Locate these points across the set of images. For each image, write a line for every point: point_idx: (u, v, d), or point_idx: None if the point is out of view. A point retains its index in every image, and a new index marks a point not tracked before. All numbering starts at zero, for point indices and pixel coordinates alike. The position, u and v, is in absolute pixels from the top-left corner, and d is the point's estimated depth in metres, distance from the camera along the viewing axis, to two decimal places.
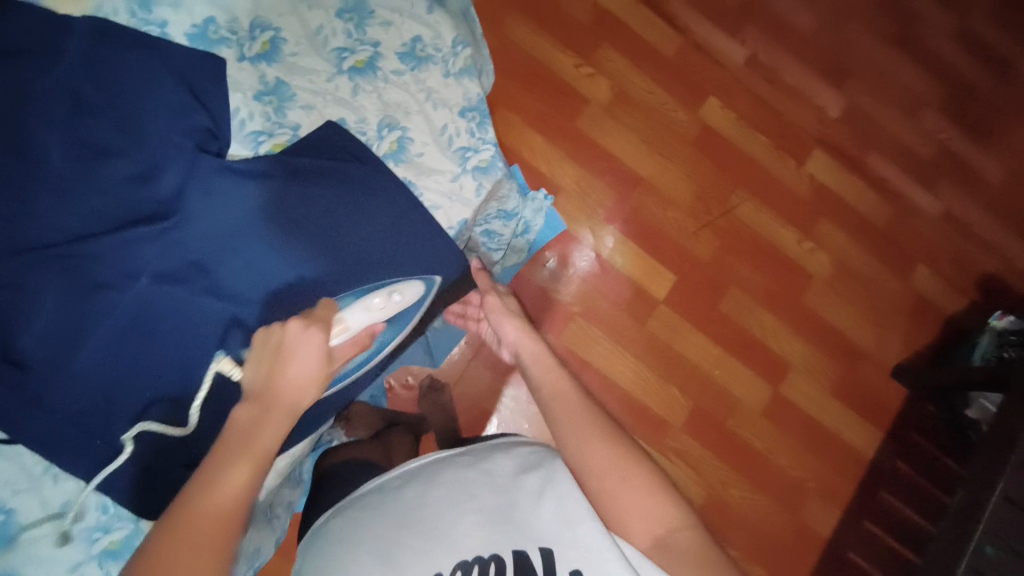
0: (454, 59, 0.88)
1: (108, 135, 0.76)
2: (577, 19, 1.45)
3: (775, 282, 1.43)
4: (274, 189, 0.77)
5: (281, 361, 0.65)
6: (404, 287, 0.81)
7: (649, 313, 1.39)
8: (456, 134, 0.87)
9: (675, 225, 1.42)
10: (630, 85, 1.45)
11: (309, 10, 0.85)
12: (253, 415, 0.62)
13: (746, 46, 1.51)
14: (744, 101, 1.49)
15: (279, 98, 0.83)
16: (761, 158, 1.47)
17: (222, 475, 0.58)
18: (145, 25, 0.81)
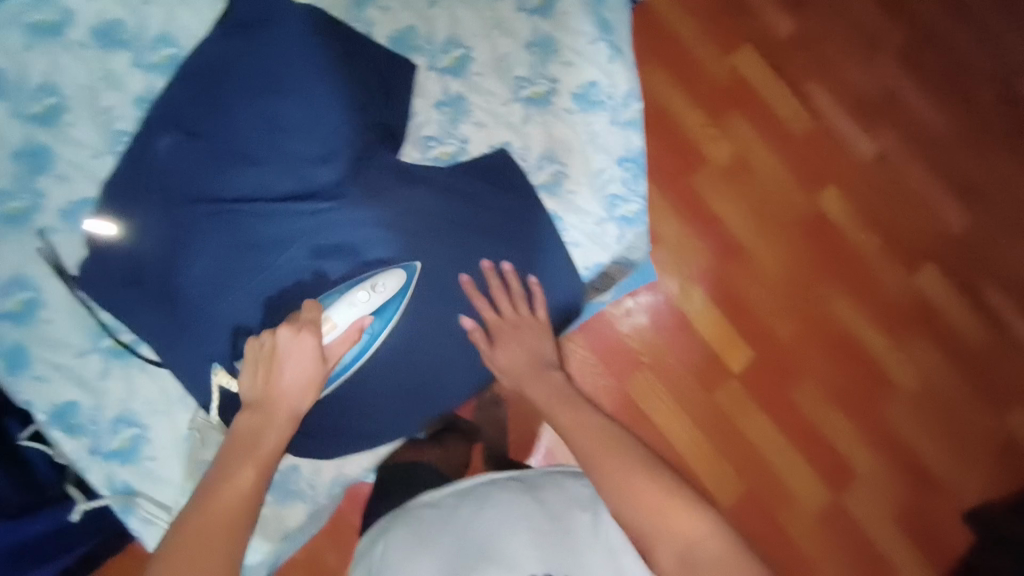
0: (624, 110, 0.91)
1: (296, 112, 0.83)
2: (713, 77, 1.41)
3: (854, 384, 1.36)
4: (440, 202, 0.84)
5: (275, 368, 0.68)
6: (385, 278, 0.77)
7: (717, 382, 1.34)
8: (610, 181, 0.90)
9: (765, 303, 1.37)
10: (751, 154, 1.41)
11: (501, 37, 0.90)
12: (255, 419, 0.66)
13: (878, 141, 1.44)
14: (862, 198, 1.42)
15: (456, 112, 0.88)
16: (869, 258, 1.40)
17: (224, 479, 0.60)
18: (354, 22, 0.88)
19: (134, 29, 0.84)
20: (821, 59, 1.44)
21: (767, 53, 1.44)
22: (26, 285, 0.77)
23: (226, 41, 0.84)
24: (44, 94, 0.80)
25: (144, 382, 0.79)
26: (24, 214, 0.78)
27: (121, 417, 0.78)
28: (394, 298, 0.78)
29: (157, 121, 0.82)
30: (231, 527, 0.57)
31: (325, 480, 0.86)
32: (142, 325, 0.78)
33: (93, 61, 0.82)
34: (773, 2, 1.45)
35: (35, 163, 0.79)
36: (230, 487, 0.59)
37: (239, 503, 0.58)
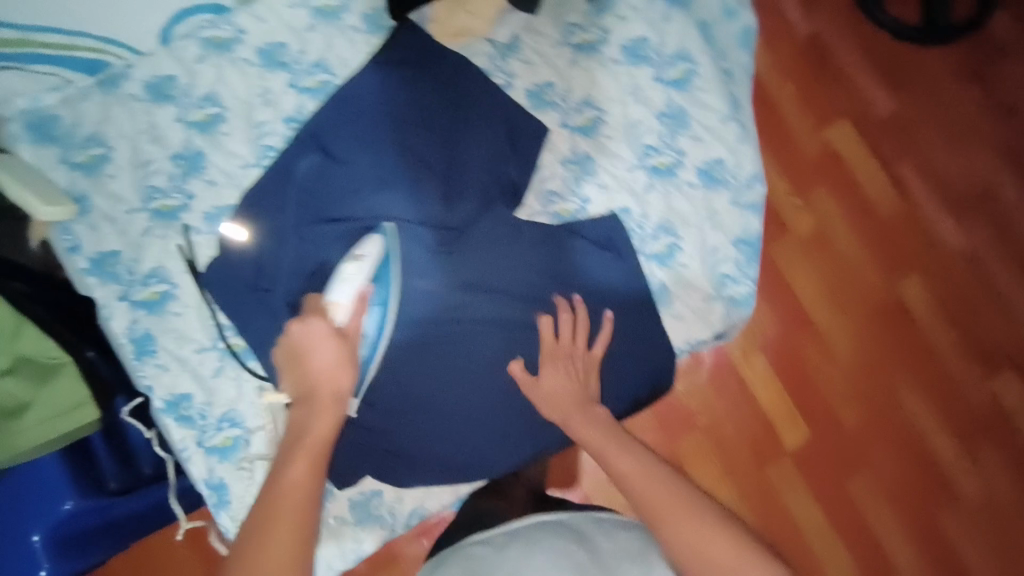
0: (745, 192, 0.91)
1: (426, 151, 0.85)
2: (801, 146, 1.28)
3: (913, 491, 1.18)
4: (557, 258, 0.86)
5: (298, 362, 0.73)
6: (364, 245, 0.80)
7: (772, 458, 1.18)
8: (722, 260, 0.90)
9: (829, 384, 1.20)
10: (832, 227, 1.26)
11: (635, 103, 0.91)
12: (298, 411, 0.70)
13: (968, 230, 1.26)
14: (945, 289, 1.25)
15: (581, 170, 0.90)
16: (944, 353, 1.22)
17: (282, 473, 0.65)
18: (498, 72, 0.90)
19: (295, 52, 0.89)
20: (916, 136, 1.29)
21: (863, 126, 1.28)
22: (162, 278, 0.81)
23: (370, 76, 0.86)
24: (207, 103, 0.86)
25: (252, 386, 0.81)
26: (173, 211, 0.83)
27: (227, 415, 0.80)
28: (383, 263, 0.80)
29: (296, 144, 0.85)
30: (297, 518, 0.62)
31: (406, 510, 0.87)
32: (253, 332, 0.80)
33: (254, 77, 0.88)
34: (871, 70, 1.31)
35: (190, 166, 0.84)
36: (290, 479, 0.64)
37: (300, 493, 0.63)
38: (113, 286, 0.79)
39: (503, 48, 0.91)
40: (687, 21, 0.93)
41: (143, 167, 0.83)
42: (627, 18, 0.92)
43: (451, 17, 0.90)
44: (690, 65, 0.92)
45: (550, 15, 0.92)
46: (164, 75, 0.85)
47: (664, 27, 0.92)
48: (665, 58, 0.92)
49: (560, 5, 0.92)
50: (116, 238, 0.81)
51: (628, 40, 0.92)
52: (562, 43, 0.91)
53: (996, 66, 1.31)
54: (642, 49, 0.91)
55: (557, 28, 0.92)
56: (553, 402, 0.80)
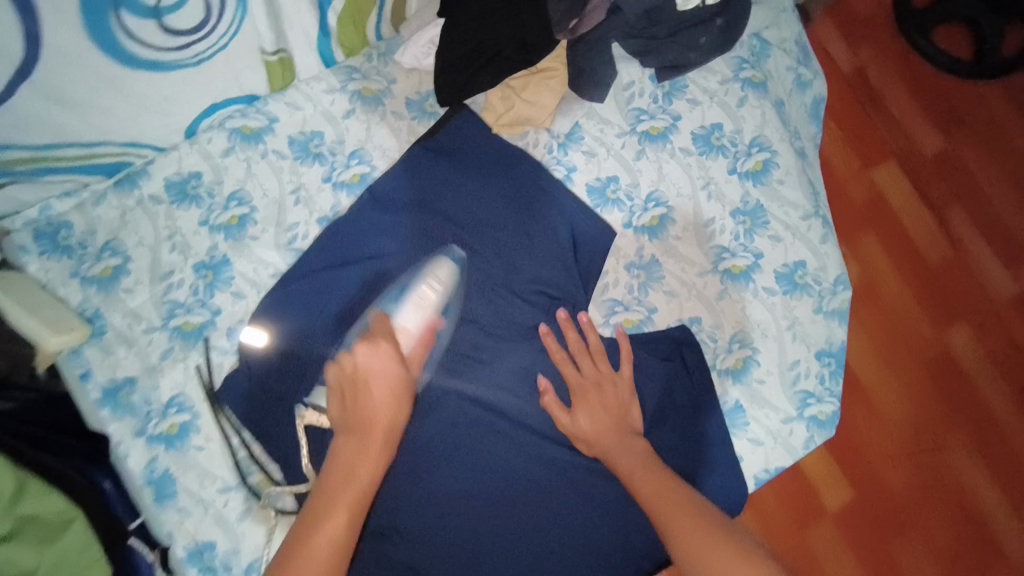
0: (830, 297, 0.82)
1: (487, 260, 0.78)
2: (846, 191, 1.12)
3: (968, 557, 0.98)
4: (628, 376, 0.75)
5: (359, 389, 0.60)
6: (436, 271, 0.72)
7: (814, 519, 0.96)
8: (804, 374, 0.81)
9: (876, 440, 1.00)
10: (879, 274, 1.08)
11: (707, 200, 0.82)
12: (350, 449, 0.58)
13: (1018, 280, 1.12)
14: (994, 341, 1.09)
15: (648, 276, 0.81)
16: (995, 406, 1.06)
17: (322, 517, 0.54)
18: (556, 165, 0.82)
19: (331, 141, 0.80)
20: (967, 183, 1.17)
21: (910, 171, 1.16)
22: (181, 407, 0.73)
23: (423, 170, 0.79)
24: (234, 202, 0.77)
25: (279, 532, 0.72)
26: (197, 328, 0.75)
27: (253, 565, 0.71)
28: (451, 290, 0.73)
29: (324, 247, 0.77)
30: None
31: None
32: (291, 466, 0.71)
33: (285, 171, 0.79)
34: (921, 113, 1.19)
35: (213, 277, 0.76)
36: (330, 523, 0.54)
37: (336, 546, 0.53)
38: (128, 420, 0.72)
39: (563, 138, 0.82)
40: (764, 105, 0.84)
41: (164, 279, 0.75)
42: (699, 102, 0.83)
43: (506, 104, 0.80)
44: (768, 154, 0.83)
45: (615, 100, 0.83)
46: (188, 172, 0.77)
47: (741, 114, 0.83)
48: (741, 148, 0.83)
49: (625, 89, 0.83)
50: (134, 362, 0.73)
51: (699, 127, 0.83)
52: (627, 132, 0.82)
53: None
54: (717, 138, 0.83)
55: (623, 115, 0.82)
56: (594, 442, 0.72)
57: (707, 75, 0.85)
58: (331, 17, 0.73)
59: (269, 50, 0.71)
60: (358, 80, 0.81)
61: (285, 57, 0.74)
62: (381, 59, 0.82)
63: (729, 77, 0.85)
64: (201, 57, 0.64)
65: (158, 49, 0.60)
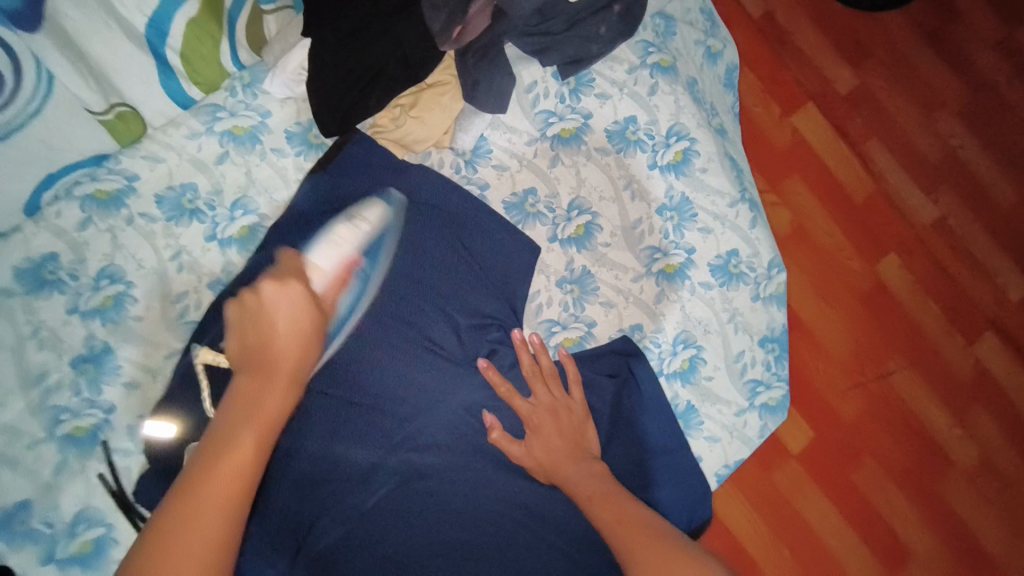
0: (766, 283, 0.81)
1: (421, 277, 0.72)
2: (771, 140, 1.06)
3: (918, 469, 1.00)
4: (581, 399, 0.71)
5: (261, 322, 0.48)
6: (364, 210, 0.66)
7: (777, 463, 0.97)
8: (751, 364, 0.80)
9: (823, 377, 1.01)
10: (810, 219, 1.05)
11: (632, 200, 0.78)
12: (252, 389, 0.46)
13: (939, 205, 1.09)
14: (925, 262, 1.07)
15: (582, 289, 0.77)
16: (930, 327, 1.04)
17: (219, 453, 0.42)
18: (467, 184, 0.76)
19: (207, 193, 0.70)
20: (879, 114, 1.11)
21: (829, 114, 1.09)
22: (92, 522, 0.64)
23: (326, 191, 0.71)
24: (105, 280, 0.67)
25: None
26: (90, 432, 0.65)
27: None
28: (381, 233, 0.67)
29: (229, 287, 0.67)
30: (229, 513, 0.40)
31: None
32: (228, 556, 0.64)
33: (158, 236, 0.69)
34: (829, 50, 1.11)
35: (96, 370, 0.66)
36: (238, 455, 0.42)
37: (239, 483, 0.41)
38: (30, 548, 0.62)
39: (469, 154, 0.76)
40: (676, 89, 0.79)
41: (38, 382, 0.65)
42: (609, 96, 0.78)
43: (397, 124, 0.73)
44: (687, 143, 0.78)
45: (520, 105, 0.77)
46: (40, 256, 0.66)
47: (653, 102, 0.78)
48: (658, 139, 0.78)
49: (529, 91, 0.77)
50: (23, 483, 0.63)
51: (613, 123, 0.78)
52: (538, 138, 0.77)
53: (947, 33, 1.14)
54: (632, 132, 0.78)
55: (530, 120, 0.77)
56: (546, 473, 0.68)
57: (613, 65, 0.79)
58: (172, 57, 0.65)
59: (98, 109, 0.63)
60: (225, 120, 0.71)
61: (123, 110, 0.65)
62: (247, 90, 0.71)
63: (636, 64, 0.79)
64: (8, 126, 0.57)
65: None
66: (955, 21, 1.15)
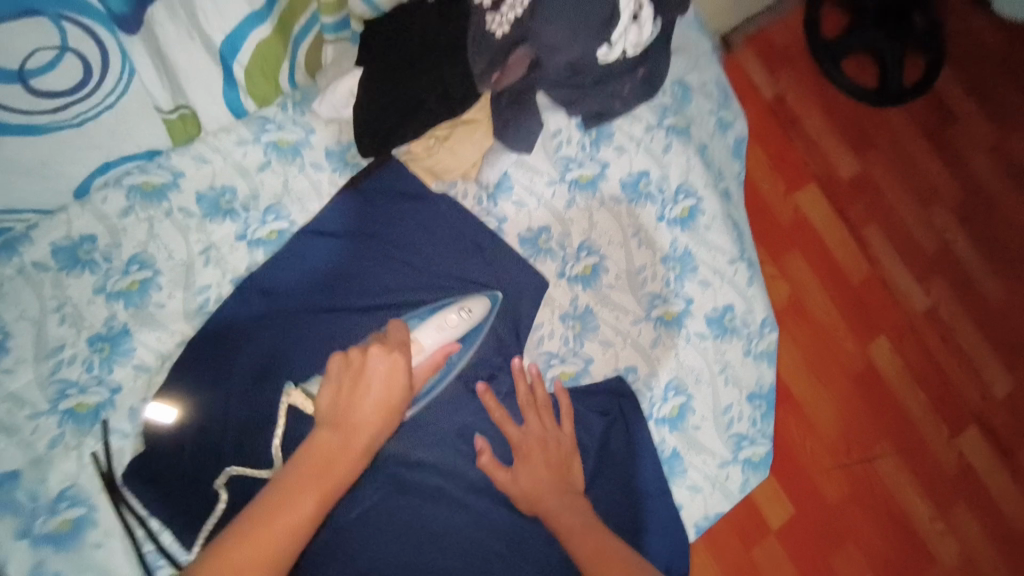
0: (758, 339, 0.85)
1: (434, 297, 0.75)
2: (774, 212, 1.13)
3: (893, 549, 1.01)
4: (571, 431, 0.74)
5: (360, 387, 0.51)
6: (472, 301, 0.71)
7: (757, 536, 0.97)
8: (738, 417, 0.83)
9: (810, 448, 1.03)
10: (808, 288, 1.10)
11: (638, 248, 0.83)
12: (334, 443, 0.48)
13: (930, 294, 1.15)
14: (912, 347, 1.11)
15: (583, 326, 0.81)
16: (916, 408, 1.08)
17: (288, 499, 0.44)
18: (487, 215, 0.81)
19: (244, 197, 0.75)
20: (878, 200, 1.18)
21: (831, 193, 1.16)
22: (75, 500, 0.65)
23: (354, 211, 0.76)
24: (135, 266, 0.71)
25: None
26: (92, 409, 0.68)
27: None
28: (478, 326, 0.72)
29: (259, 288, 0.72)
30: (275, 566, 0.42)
31: None
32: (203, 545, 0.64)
33: (192, 230, 0.73)
34: (834, 137, 1.19)
35: (110, 350, 0.69)
36: (301, 500, 0.44)
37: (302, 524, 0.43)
38: (9, 520, 0.64)
39: (492, 188, 0.81)
40: (689, 151, 0.85)
41: (53, 355, 0.67)
42: (626, 150, 0.84)
43: (429, 151, 0.79)
44: (694, 201, 0.84)
45: (544, 149, 0.83)
46: (79, 236, 0.70)
47: (667, 160, 0.85)
48: (669, 194, 0.84)
49: (553, 137, 0.83)
50: (16, 453, 0.65)
51: (627, 175, 0.84)
52: (557, 180, 0.83)
53: (944, 135, 1.23)
54: (644, 185, 0.84)
55: (552, 163, 0.83)
56: (529, 501, 0.70)
57: (633, 122, 0.85)
58: (239, 71, 0.70)
59: (166, 108, 0.69)
60: (273, 131, 0.77)
61: (185, 113, 0.71)
62: (296, 108, 0.77)
63: (654, 124, 0.86)
64: (83, 116, 0.63)
65: (27, 112, 0.59)
66: (952, 126, 1.23)
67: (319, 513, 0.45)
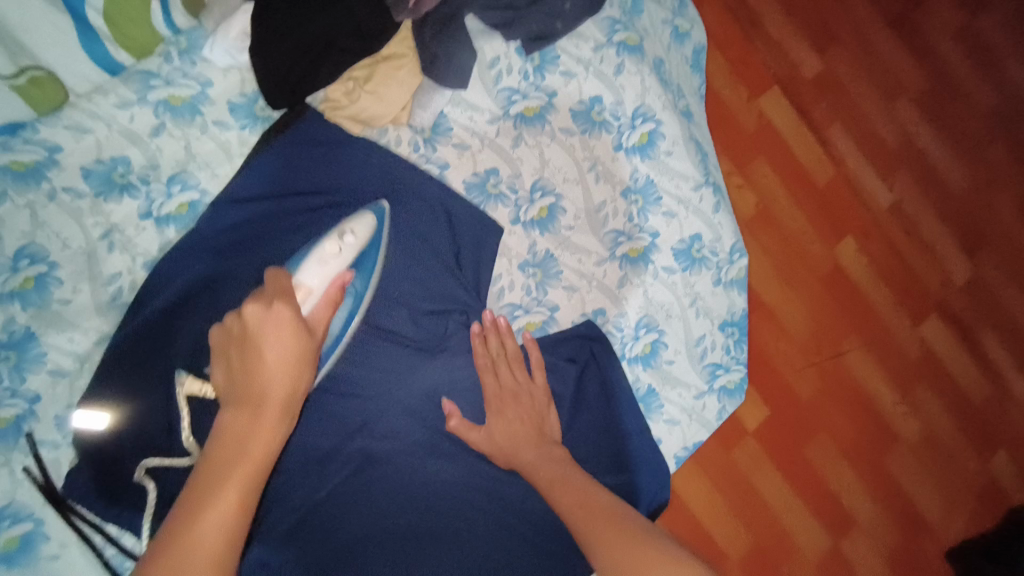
0: (728, 267, 0.81)
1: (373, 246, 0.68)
2: (739, 122, 1.05)
3: (864, 439, 1.04)
4: (543, 383, 0.71)
5: (251, 347, 0.44)
6: (352, 223, 0.62)
7: (737, 438, 0.98)
8: (711, 348, 0.81)
9: (784, 359, 1.02)
10: (776, 204, 1.05)
11: (596, 182, 0.76)
12: (242, 420, 0.42)
13: (895, 191, 1.12)
14: (878, 246, 1.10)
15: (545, 273, 0.75)
16: (882, 311, 1.08)
17: (204, 504, 0.38)
18: (426, 163, 0.73)
19: (141, 166, 0.65)
20: (842, 101, 1.12)
21: (795, 98, 1.09)
22: (18, 517, 0.58)
23: (283, 160, 0.67)
24: (25, 260, 0.61)
25: None
26: (12, 423, 0.59)
27: None
28: (369, 246, 0.63)
29: (183, 260, 0.64)
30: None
31: None
32: None
33: (85, 213, 0.63)
34: (795, 35, 1.11)
35: (19, 357, 0.60)
36: (222, 502, 0.38)
37: (235, 522, 0.38)
38: None
39: (428, 132, 0.73)
40: (643, 71, 0.76)
41: None
42: (574, 75, 0.76)
43: (352, 99, 0.69)
44: (653, 125, 0.77)
45: (482, 81, 0.73)
46: None
47: (620, 83, 0.76)
48: (625, 121, 0.77)
49: (491, 68, 0.74)
50: None
51: (577, 103, 0.76)
52: (501, 116, 0.74)
53: (908, 23, 1.16)
54: (597, 112, 0.76)
55: (493, 97, 0.74)
56: (506, 458, 0.67)
57: (578, 43, 0.76)
58: (96, 20, 0.60)
59: (7, 72, 0.57)
60: (159, 87, 0.65)
61: (38, 74, 0.60)
62: (183, 57, 0.66)
63: (603, 42, 0.76)
64: None
65: None
66: (915, 11, 1.17)
67: (252, 505, 0.40)
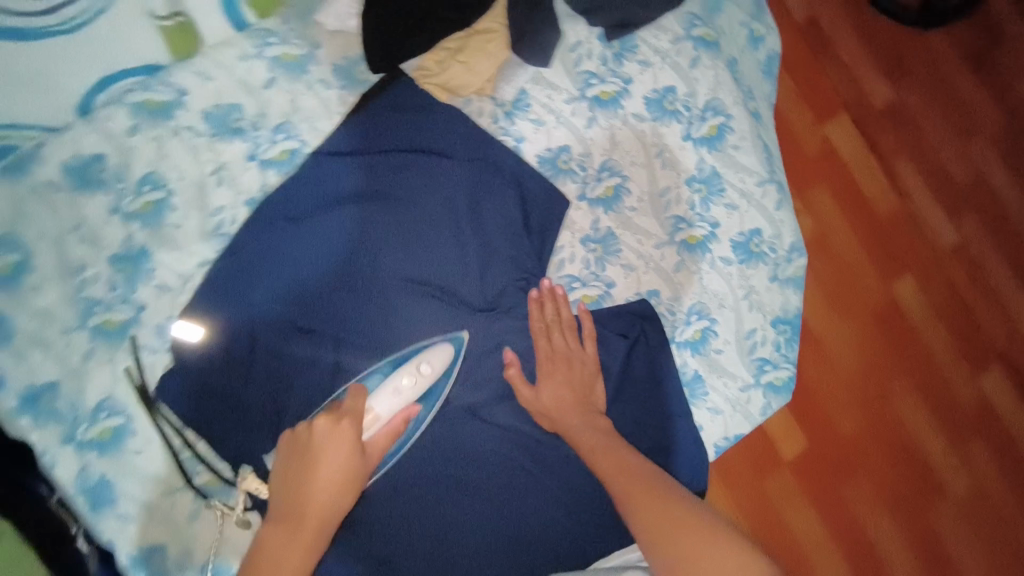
0: (785, 265, 0.82)
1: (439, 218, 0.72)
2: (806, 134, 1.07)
3: (906, 486, 0.99)
4: (593, 353, 0.72)
5: (309, 468, 0.55)
6: (429, 359, 0.65)
7: (771, 468, 0.95)
8: (761, 342, 0.81)
9: (826, 383, 1.01)
10: (834, 228, 1.05)
11: (662, 168, 0.79)
12: (285, 537, 0.52)
13: (959, 229, 1.10)
14: (936, 285, 1.07)
15: (604, 250, 0.78)
16: (936, 350, 1.05)
17: None
18: (503, 134, 0.77)
19: (252, 115, 0.72)
20: (912, 129, 1.11)
21: (863, 120, 1.10)
22: (113, 410, 0.65)
23: (361, 138, 0.72)
24: (148, 185, 0.69)
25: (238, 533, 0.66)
26: (120, 326, 0.67)
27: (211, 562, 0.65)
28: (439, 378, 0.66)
29: (258, 224, 0.69)
30: None
31: None
32: (232, 449, 0.65)
33: (202, 149, 0.71)
34: (868, 57, 1.12)
35: (134, 269, 0.68)
36: None
37: None
38: (52, 426, 0.63)
39: (508, 106, 0.78)
40: (718, 65, 0.81)
41: (76, 275, 0.67)
42: (650, 64, 0.80)
43: (442, 68, 0.76)
44: (723, 118, 0.80)
45: (563, 63, 0.79)
46: (90, 154, 0.68)
47: (694, 75, 0.80)
48: (695, 112, 0.80)
49: (573, 50, 0.79)
50: (51, 365, 0.65)
51: (652, 91, 0.80)
52: (577, 97, 0.79)
53: (987, 55, 1.15)
54: (670, 102, 0.80)
55: (572, 78, 0.79)
56: (551, 419, 0.69)
57: (658, 34, 0.81)
58: None
59: (160, 14, 0.67)
60: (279, 45, 0.74)
61: (182, 21, 0.69)
62: (299, 22, 0.75)
63: (681, 36, 0.81)
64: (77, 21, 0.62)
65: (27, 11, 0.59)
66: (996, 45, 1.16)
67: None
